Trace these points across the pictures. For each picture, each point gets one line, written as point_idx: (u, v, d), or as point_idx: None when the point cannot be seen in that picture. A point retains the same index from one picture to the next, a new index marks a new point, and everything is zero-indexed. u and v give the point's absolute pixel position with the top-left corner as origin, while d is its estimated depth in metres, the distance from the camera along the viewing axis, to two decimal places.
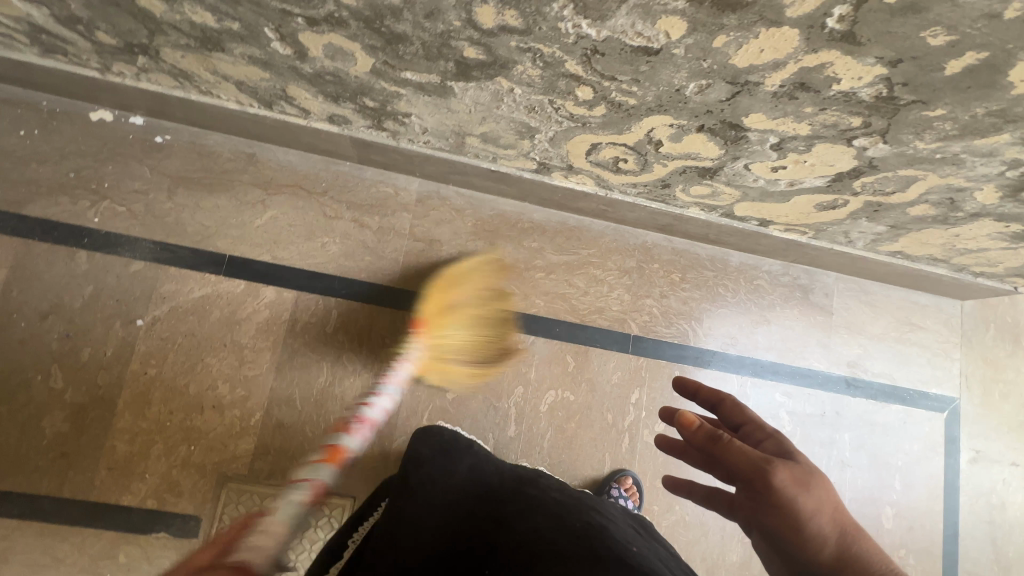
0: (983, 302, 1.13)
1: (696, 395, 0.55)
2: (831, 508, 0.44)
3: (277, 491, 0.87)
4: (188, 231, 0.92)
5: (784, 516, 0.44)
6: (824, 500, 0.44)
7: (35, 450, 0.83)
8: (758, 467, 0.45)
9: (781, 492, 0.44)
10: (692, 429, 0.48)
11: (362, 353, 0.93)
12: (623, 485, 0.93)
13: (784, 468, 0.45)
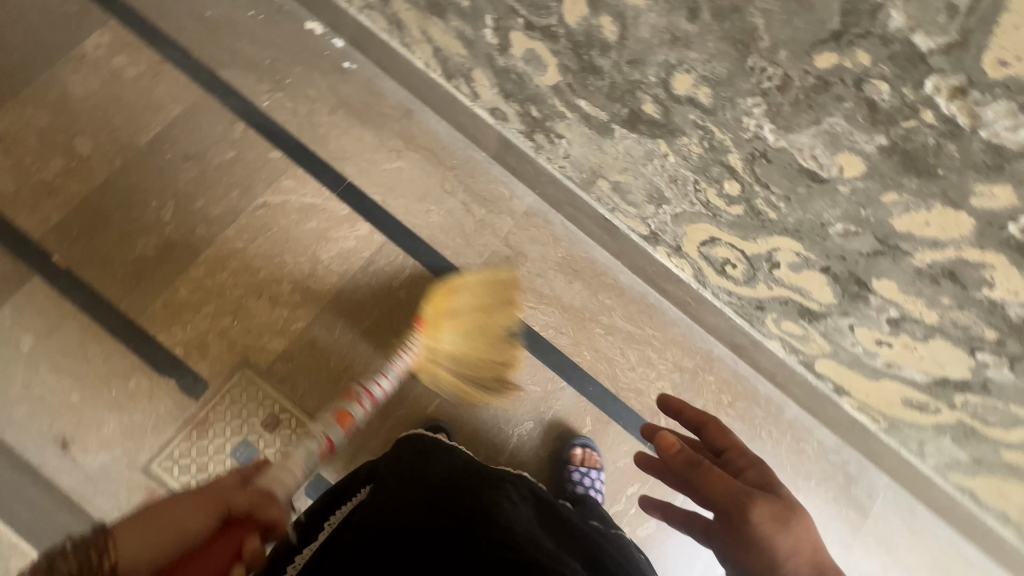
0: None
1: (680, 414, 0.59)
2: (809, 547, 0.46)
3: (279, 398, 0.91)
4: (327, 147, 1.01)
5: (760, 555, 0.46)
6: (790, 537, 0.46)
7: (120, 260, 0.92)
8: (738, 501, 0.47)
9: (756, 527, 0.46)
10: (671, 452, 0.52)
11: (412, 319, 0.96)
12: (579, 459, 0.93)
13: (764, 505, 0.47)
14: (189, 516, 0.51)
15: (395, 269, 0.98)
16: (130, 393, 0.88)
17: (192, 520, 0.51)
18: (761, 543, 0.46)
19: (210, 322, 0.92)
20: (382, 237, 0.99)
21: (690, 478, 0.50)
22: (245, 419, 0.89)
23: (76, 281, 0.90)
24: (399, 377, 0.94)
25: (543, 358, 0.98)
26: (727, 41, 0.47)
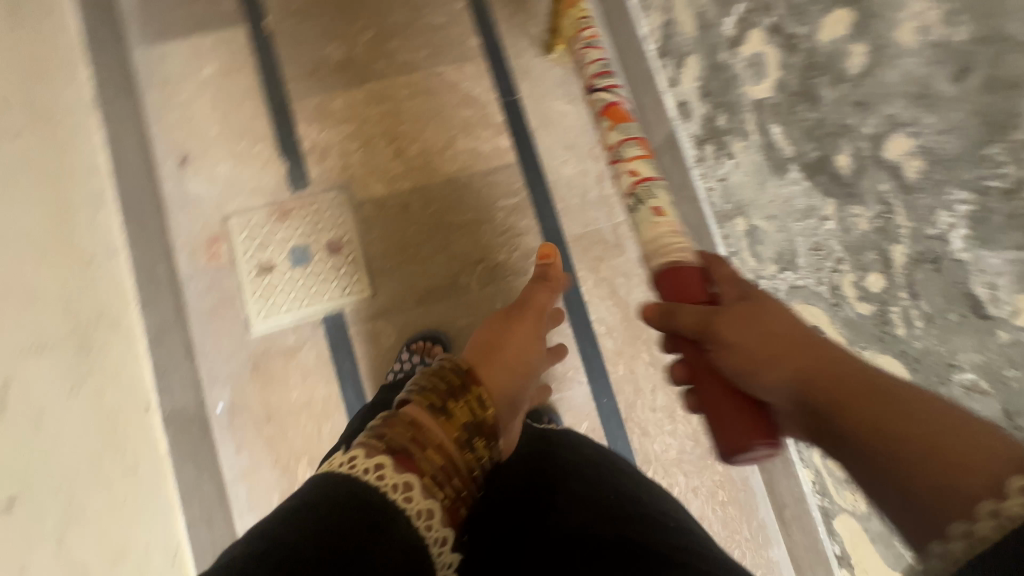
0: None
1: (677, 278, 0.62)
2: (780, 337, 0.46)
3: (351, 230, 0.96)
4: (519, 59, 1.04)
5: (741, 353, 0.47)
6: (761, 326, 0.47)
7: (310, 50, 1.01)
8: (704, 321, 0.51)
9: (717, 333, 0.49)
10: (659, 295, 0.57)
11: (493, 241, 0.98)
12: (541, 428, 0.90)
13: (725, 317, 0.50)
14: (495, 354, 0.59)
15: (507, 190, 1.00)
16: (252, 154, 0.98)
17: (499, 370, 0.57)
18: (739, 344, 0.48)
19: (341, 139, 0.99)
20: (514, 159, 1.01)
21: (666, 314, 0.55)
22: (316, 231, 0.96)
23: (270, 46, 1.01)
24: (453, 279, 0.96)
25: (581, 346, 0.97)
26: (979, 119, 0.44)
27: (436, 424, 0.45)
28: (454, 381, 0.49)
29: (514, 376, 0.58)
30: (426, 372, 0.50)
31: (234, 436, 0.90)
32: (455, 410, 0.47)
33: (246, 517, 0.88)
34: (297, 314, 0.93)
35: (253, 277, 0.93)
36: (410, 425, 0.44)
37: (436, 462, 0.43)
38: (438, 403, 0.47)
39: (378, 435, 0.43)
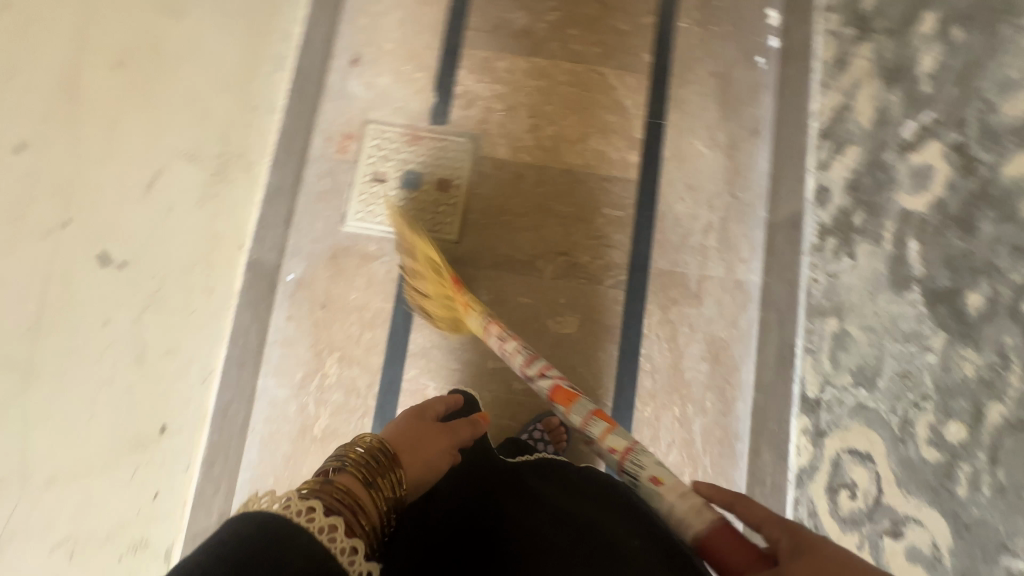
0: None
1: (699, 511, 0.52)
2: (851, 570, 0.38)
3: (462, 179, 1.02)
4: (679, 90, 1.05)
5: None
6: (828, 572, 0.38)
7: (498, 10, 1.08)
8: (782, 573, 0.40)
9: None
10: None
11: (583, 241, 1.00)
12: (546, 426, 0.92)
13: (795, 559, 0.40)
14: (419, 436, 0.63)
15: (615, 202, 1.01)
16: (410, 79, 1.05)
17: (419, 451, 0.61)
18: (831, 574, 0.37)
19: (489, 97, 1.05)
20: (634, 177, 1.02)
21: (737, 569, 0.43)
22: (434, 165, 1.02)
23: None
24: (531, 259, 0.99)
25: (619, 373, 0.96)
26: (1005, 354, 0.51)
27: (364, 490, 0.49)
28: (379, 457, 0.54)
29: (439, 456, 0.62)
30: (353, 448, 0.54)
31: (291, 307, 0.97)
32: (380, 484, 0.52)
33: (269, 380, 0.95)
34: (385, 229, 1.00)
35: (365, 182, 1.01)
36: (342, 487, 0.48)
37: (366, 520, 0.47)
38: (369, 477, 0.51)
39: (315, 491, 0.46)
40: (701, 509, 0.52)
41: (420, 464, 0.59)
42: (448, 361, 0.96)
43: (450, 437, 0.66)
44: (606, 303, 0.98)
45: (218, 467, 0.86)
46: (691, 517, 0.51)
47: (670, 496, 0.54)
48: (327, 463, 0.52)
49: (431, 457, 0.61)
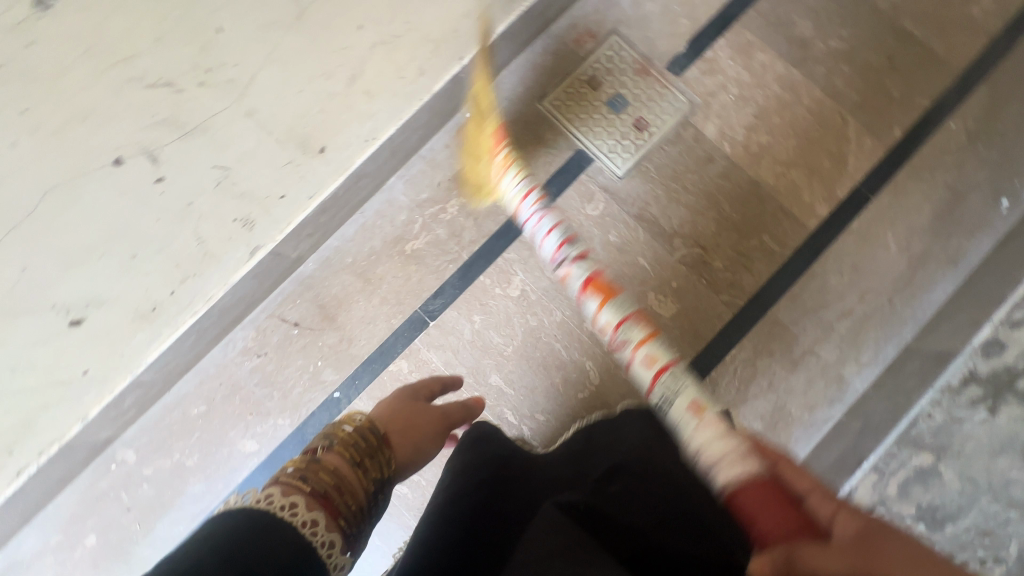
0: None
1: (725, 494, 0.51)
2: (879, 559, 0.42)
3: (661, 130, 1.01)
4: (908, 180, 0.98)
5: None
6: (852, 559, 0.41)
7: (791, 7, 1.04)
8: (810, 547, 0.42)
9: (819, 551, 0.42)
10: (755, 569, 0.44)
11: (727, 250, 0.97)
12: None
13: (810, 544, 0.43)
14: (409, 416, 0.64)
15: (779, 238, 0.98)
16: (674, 19, 1.04)
17: (406, 432, 0.62)
18: None
19: (731, 77, 1.02)
20: (810, 228, 0.98)
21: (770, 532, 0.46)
22: (644, 104, 1.02)
23: None
24: (672, 235, 0.98)
25: None
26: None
27: (350, 471, 0.52)
28: (368, 438, 0.56)
29: (426, 440, 0.64)
30: (343, 426, 0.56)
31: (453, 140, 1.01)
32: (366, 464, 0.54)
33: (399, 183, 1.00)
34: (568, 128, 1.01)
35: (579, 79, 1.02)
36: (328, 471, 0.50)
37: (350, 502, 0.50)
38: (355, 458, 0.53)
39: (301, 476, 0.48)
40: (745, 464, 0.51)
41: (407, 446, 0.61)
42: (546, 267, 0.98)
43: (440, 422, 0.67)
44: (709, 315, 0.96)
45: (323, 219, 0.93)
46: (726, 466, 0.52)
47: (707, 439, 0.56)
48: (314, 441, 0.54)
49: (417, 442, 0.62)
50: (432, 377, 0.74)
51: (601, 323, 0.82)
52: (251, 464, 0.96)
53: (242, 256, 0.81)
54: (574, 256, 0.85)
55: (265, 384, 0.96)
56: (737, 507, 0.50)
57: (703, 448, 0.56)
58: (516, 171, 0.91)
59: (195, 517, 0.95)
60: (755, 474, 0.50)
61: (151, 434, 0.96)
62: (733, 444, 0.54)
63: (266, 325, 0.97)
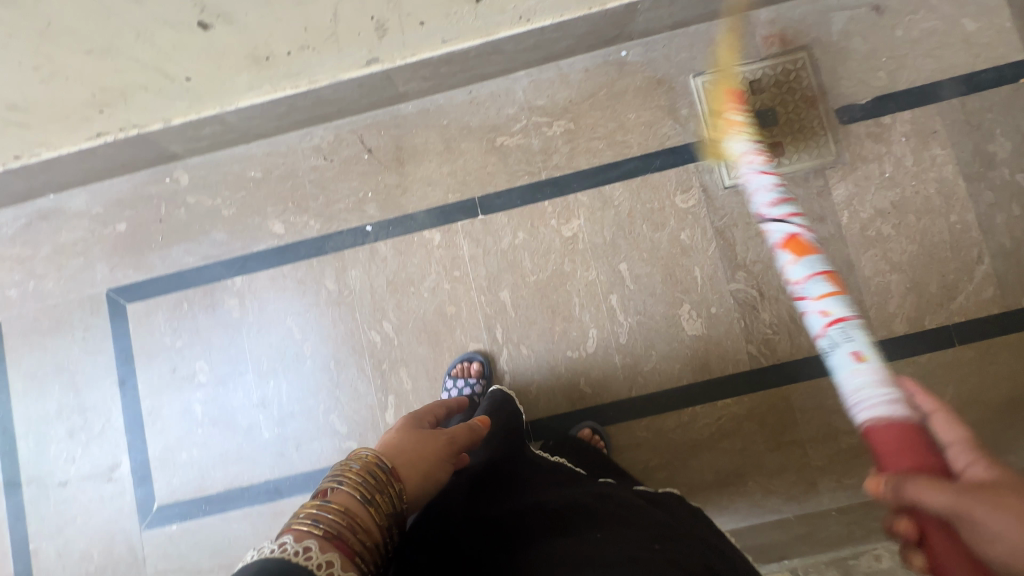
0: None
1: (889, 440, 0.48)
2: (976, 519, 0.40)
3: (790, 166, 0.94)
4: (1005, 349, 0.89)
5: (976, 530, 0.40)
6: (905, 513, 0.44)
7: (1000, 119, 0.93)
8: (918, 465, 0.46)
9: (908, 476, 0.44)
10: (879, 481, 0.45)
11: (783, 309, 0.92)
12: (470, 371, 0.92)
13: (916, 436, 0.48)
14: (419, 446, 0.58)
15: None
16: (873, 68, 0.95)
17: (417, 459, 0.56)
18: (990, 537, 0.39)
19: (893, 153, 0.94)
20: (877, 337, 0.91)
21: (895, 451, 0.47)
22: (790, 133, 0.95)
23: (1000, 79, 0.93)
24: (739, 266, 0.93)
25: (664, 395, 0.92)
26: None
27: (361, 509, 0.46)
28: (378, 475, 0.50)
29: (438, 467, 0.57)
30: (351, 466, 0.50)
31: (595, 68, 0.99)
32: (377, 501, 0.48)
33: (525, 79, 0.99)
34: (705, 115, 0.96)
35: (744, 75, 0.97)
36: (337, 511, 0.44)
37: (366, 541, 0.44)
38: (367, 495, 0.47)
39: (313, 520, 0.43)
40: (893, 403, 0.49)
41: (418, 475, 0.55)
42: (607, 226, 0.96)
43: (448, 449, 0.61)
44: (728, 355, 0.92)
45: (444, 71, 0.93)
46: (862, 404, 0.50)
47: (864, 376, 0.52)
48: (321, 485, 0.48)
49: (431, 467, 0.57)
50: (438, 408, 0.73)
51: (808, 303, 0.59)
52: (268, 243, 1.00)
53: (358, 60, 0.86)
54: (789, 216, 0.64)
55: (317, 185, 1.01)
56: (869, 438, 0.49)
57: (863, 378, 0.52)
58: (747, 135, 0.77)
59: (203, 258, 1.01)
60: (892, 415, 0.48)
61: (208, 172, 1.02)
62: (886, 382, 0.50)
63: (345, 137, 1.01)
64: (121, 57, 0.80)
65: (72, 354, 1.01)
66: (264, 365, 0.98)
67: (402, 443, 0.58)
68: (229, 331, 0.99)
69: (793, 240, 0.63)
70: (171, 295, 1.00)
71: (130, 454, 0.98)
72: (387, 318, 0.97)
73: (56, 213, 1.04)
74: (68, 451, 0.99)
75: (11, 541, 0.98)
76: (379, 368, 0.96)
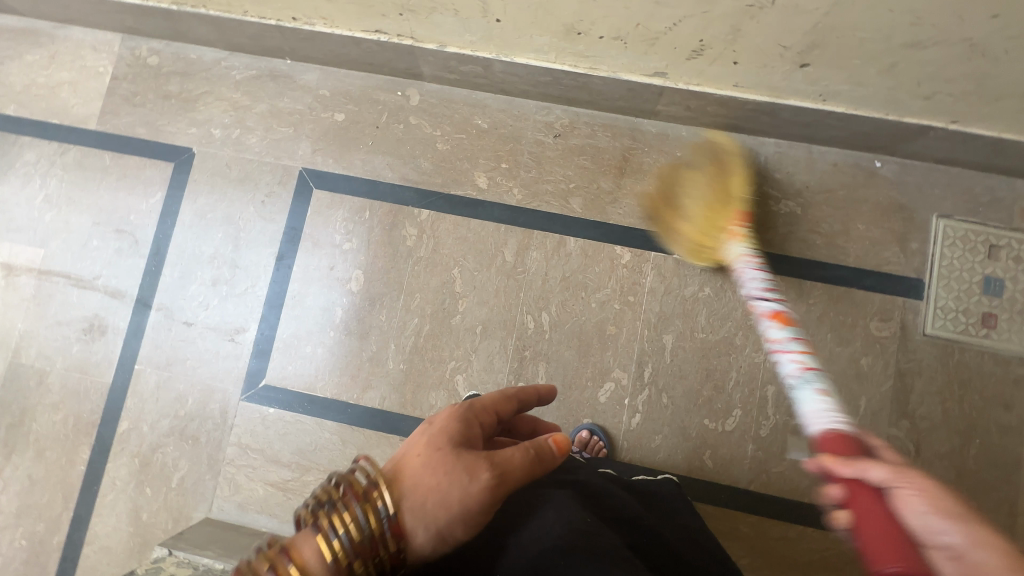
0: (195, 507, 0.95)
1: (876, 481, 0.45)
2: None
3: (997, 343, 0.91)
4: None
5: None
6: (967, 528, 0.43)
7: None
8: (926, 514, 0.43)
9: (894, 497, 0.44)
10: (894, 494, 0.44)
11: (935, 476, 0.88)
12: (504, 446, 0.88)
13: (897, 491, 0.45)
14: (440, 494, 0.42)
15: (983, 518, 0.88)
16: None
17: (434, 515, 0.42)
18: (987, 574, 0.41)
19: None
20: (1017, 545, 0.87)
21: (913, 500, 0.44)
22: (1010, 312, 0.92)
23: None
24: (907, 413, 0.90)
25: (782, 502, 0.90)
26: None
27: (335, 570, 0.40)
28: (366, 525, 0.41)
29: (459, 524, 0.43)
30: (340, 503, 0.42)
31: (845, 166, 0.97)
32: (359, 564, 0.41)
33: (772, 148, 0.98)
34: (933, 256, 0.94)
35: (988, 236, 0.94)
36: (296, 572, 0.39)
37: None
38: (347, 559, 0.40)
39: (274, 568, 0.39)
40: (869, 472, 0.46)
41: (426, 534, 0.42)
42: (793, 320, 0.94)
43: (489, 496, 0.43)
44: None
45: (710, 110, 0.92)
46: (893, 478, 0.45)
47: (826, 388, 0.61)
48: (315, 516, 0.42)
49: (449, 524, 0.42)
50: (507, 390, 0.52)
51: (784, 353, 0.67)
52: (466, 192, 1.01)
53: (648, 68, 0.86)
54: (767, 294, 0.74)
55: (534, 158, 1.01)
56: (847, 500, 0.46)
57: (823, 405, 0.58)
58: (744, 243, 0.83)
59: (401, 178, 1.02)
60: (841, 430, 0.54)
61: (438, 102, 1.03)
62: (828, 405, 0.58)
63: (579, 126, 1.01)
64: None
65: (246, 211, 1.03)
66: (414, 301, 0.98)
67: (419, 482, 0.43)
68: (396, 256, 1.00)
69: (775, 312, 0.71)
70: (358, 199, 1.02)
71: (259, 325, 1.00)
72: (547, 311, 0.96)
73: (286, 78, 1.06)
74: (205, 296, 1.01)
75: (119, 353, 1.01)
76: (520, 353, 0.96)
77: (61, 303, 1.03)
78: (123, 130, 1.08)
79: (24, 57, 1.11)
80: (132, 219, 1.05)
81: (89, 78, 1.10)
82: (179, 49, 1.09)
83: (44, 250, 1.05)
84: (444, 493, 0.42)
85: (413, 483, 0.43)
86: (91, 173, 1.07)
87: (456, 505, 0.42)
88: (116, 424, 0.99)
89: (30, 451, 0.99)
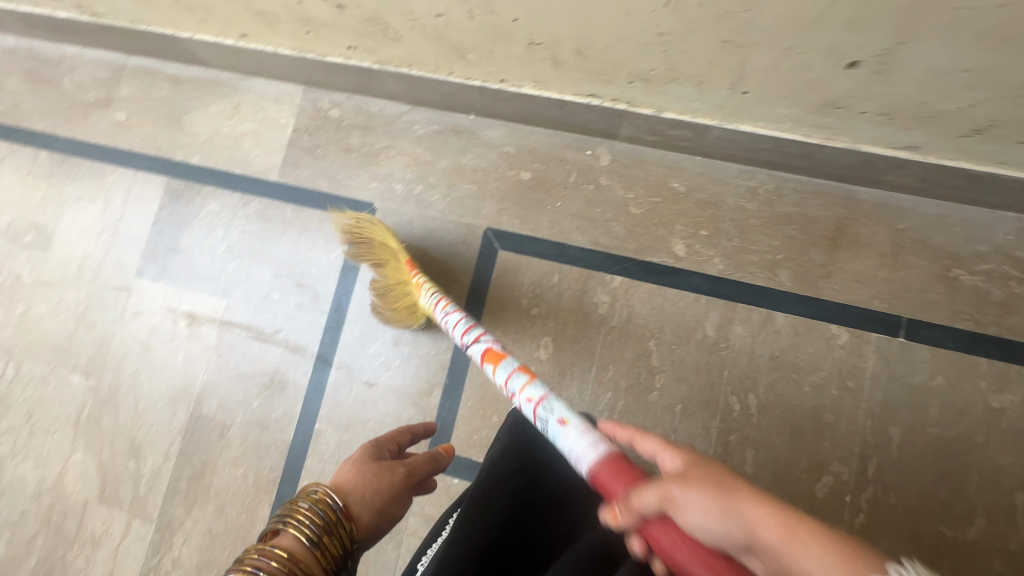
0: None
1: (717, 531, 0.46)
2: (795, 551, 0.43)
3: None
4: None
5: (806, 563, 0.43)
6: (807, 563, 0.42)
7: None
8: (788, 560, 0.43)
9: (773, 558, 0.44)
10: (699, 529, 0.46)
11: None
12: None
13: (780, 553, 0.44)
14: (376, 484, 0.55)
15: None
16: None
17: (373, 499, 0.54)
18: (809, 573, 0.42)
19: None
20: None
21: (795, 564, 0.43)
22: None
23: None
24: None
25: None
26: None
27: (308, 552, 0.48)
28: (327, 514, 0.50)
29: (395, 503, 0.56)
30: (299, 505, 0.50)
31: None
32: (327, 542, 0.49)
33: (1012, 224, 0.88)
34: None
35: None
36: (281, 554, 0.46)
37: None
38: (318, 537, 0.48)
39: (256, 565, 0.44)
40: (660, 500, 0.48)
41: (372, 514, 0.53)
42: None
43: (407, 482, 0.57)
44: None
45: (954, 184, 0.84)
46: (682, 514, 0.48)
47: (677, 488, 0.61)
48: (279, 524, 0.49)
49: (385, 505, 0.54)
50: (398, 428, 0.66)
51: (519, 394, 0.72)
52: (662, 259, 0.96)
53: (899, 142, 0.78)
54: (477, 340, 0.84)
55: (737, 226, 0.95)
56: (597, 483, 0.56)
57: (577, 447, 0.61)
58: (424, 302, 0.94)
59: (591, 242, 0.98)
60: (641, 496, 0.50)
61: (631, 163, 0.98)
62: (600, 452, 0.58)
63: (786, 193, 0.94)
64: (717, 58, 0.70)
65: (428, 270, 1.01)
66: (606, 373, 0.93)
67: (356, 482, 0.54)
68: (587, 325, 0.95)
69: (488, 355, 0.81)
70: (546, 263, 0.98)
71: (441, 389, 0.97)
72: (753, 392, 0.90)
73: (469, 134, 1.04)
74: (386, 356, 0.99)
75: (299, 411, 1.00)
76: (725, 436, 0.89)
77: (242, 354, 1.03)
78: (306, 182, 1.08)
79: (210, 107, 1.13)
80: (313, 273, 1.04)
81: (271, 129, 1.11)
82: (361, 102, 1.08)
83: (226, 300, 1.06)
84: (371, 482, 0.55)
85: (347, 483, 0.54)
86: (272, 224, 1.07)
87: (388, 488, 0.55)
88: (297, 483, 0.98)
89: (211, 505, 0.99)
